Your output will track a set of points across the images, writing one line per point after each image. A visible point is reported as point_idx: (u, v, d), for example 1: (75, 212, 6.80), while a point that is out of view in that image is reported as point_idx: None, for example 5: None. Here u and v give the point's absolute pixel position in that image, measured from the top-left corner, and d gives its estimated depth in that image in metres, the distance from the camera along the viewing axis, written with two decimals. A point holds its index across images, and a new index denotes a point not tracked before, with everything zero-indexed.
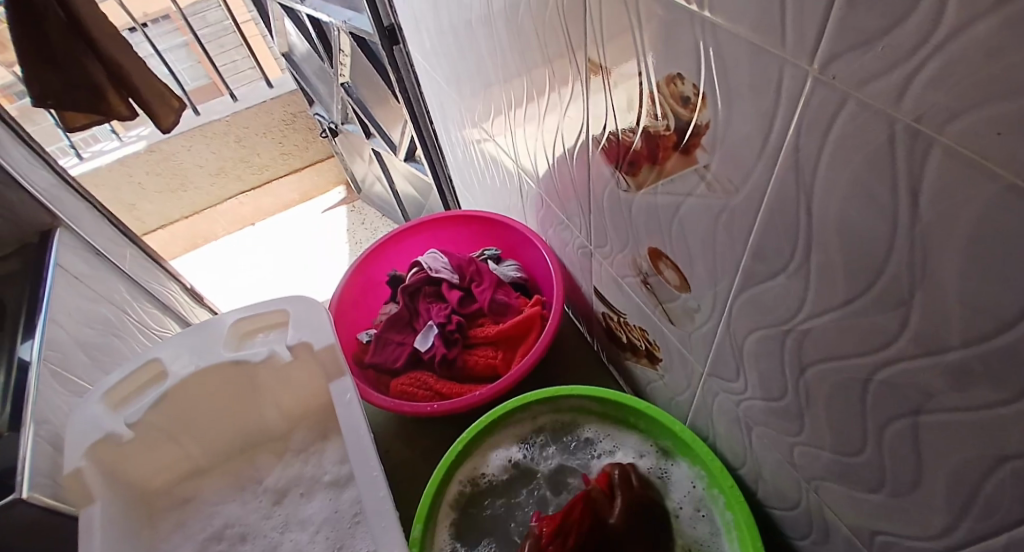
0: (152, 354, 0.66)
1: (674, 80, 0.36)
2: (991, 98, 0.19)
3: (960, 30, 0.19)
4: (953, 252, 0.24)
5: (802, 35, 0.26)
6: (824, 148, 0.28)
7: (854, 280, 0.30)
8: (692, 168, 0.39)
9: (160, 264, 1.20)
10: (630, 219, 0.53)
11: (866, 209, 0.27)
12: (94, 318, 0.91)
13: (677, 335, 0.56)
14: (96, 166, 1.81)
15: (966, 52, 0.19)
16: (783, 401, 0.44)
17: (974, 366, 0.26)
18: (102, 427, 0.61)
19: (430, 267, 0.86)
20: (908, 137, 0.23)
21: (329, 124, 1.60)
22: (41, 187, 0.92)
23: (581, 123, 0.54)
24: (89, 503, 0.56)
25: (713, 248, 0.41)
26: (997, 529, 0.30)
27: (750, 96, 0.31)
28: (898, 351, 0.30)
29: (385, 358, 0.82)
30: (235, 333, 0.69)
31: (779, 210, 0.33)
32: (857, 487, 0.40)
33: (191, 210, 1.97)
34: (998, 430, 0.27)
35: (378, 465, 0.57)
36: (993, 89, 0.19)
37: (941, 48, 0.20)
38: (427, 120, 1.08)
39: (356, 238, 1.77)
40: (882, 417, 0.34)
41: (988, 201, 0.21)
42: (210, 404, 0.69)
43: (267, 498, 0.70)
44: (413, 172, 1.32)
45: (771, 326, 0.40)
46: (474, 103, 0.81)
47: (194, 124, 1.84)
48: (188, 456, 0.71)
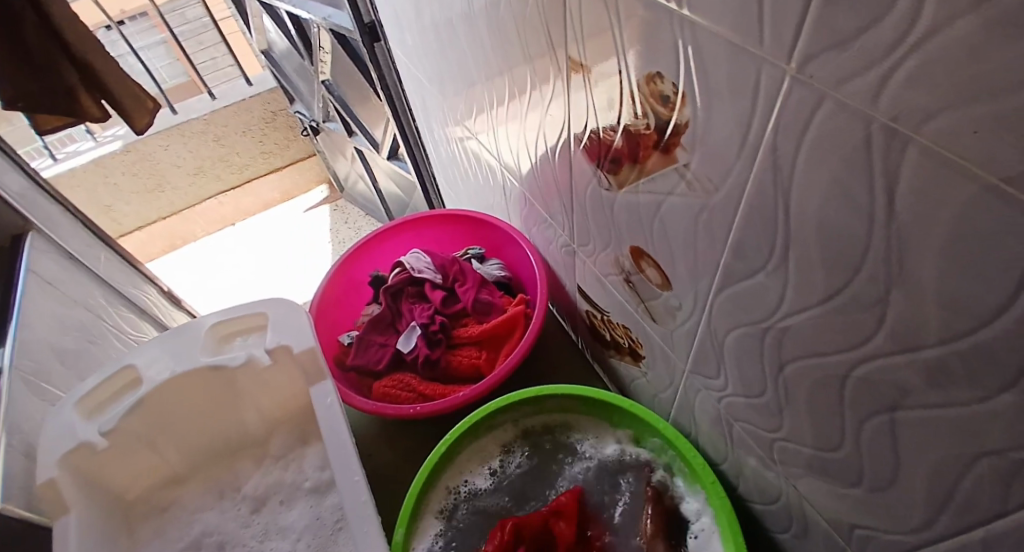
0: (127, 361, 0.64)
1: (654, 79, 0.36)
2: (967, 97, 0.19)
3: (936, 31, 0.19)
4: (929, 251, 0.24)
5: (780, 35, 0.25)
6: (801, 147, 0.28)
7: (832, 279, 0.30)
8: (673, 166, 0.39)
9: (137, 267, 1.18)
10: (612, 218, 0.53)
11: (844, 207, 0.27)
12: (68, 323, 0.89)
13: (660, 333, 0.56)
14: (70, 167, 1.77)
15: (943, 52, 0.19)
16: (764, 398, 0.44)
17: (950, 364, 0.26)
18: (76, 436, 0.59)
19: (412, 268, 0.85)
20: (885, 136, 0.23)
21: (309, 122, 1.58)
22: (13, 189, 0.90)
23: (562, 122, 0.54)
24: (64, 514, 0.55)
25: (694, 246, 0.41)
26: (974, 524, 0.30)
27: (728, 95, 0.31)
28: (875, 348, 0.30)
29: (367, 359, 0.81)
30: (213, 337, 0.68)
31: (757, 209, 0.33)
32: (836, 483, 0.40)
33: (170, 211, 1.94)
34: (974, 427, 0.27)
35: (360, 470, 0.56)
36: (968, 89, 0.19)
37: (918, 47, 0.20)
38: (409, 118, 1.07)
39: (339, 237, 1.75)
40: (861, 414, 0.34)
41: (964, 200, 0.21)
42: (187, 410, 0.68)
43: (246, 506, 0.69)
44: (396, 170, 1.30)
45: (752, 324, 0.40)
46: (456, 101, 0.80)
47: (171, 122, 1.80)
48: (166, 463, 0.70)
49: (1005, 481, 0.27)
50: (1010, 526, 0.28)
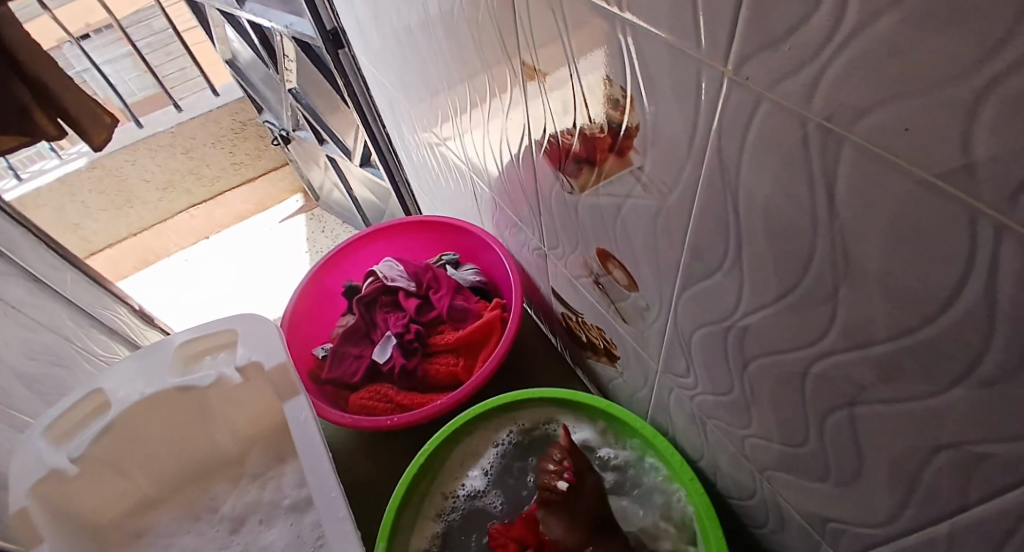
0: (94, 384, 0.63)
1: (603, 82, 0.36)
2: (894, 95, 0.19)
3: (859, 29, 0.19)
4: (872, 249, 0.24)
5: (715, 37, 0.25)
6: (745, 147, 0.28)
7: (784, 278, 0.30)
8: (628, 169, 0.39)
9: (106, 287, 1.15)
10: (577, 220, 0.53)
11: (790, 208, 0.27)
12: (34, 348, 0.87)
13: (631, 334, 0.56)
14: (36, 186, 1.73)
15: (867, 50, 0.19)
16: (731, 396, 0.44)
17: (901, 359, 0.26)
18: (46, 463, 0.58)
19: (386, 276, 0.84)
20: (822, 135, 0.23)
21: (280, 131, 1.56)
22: None
23: (523, 126, 0.53)
24: (38, 543, 0.53)
25: (655, 247, 0.41)
26: (938, 517, 0.31)
27: (674, 98, 0.31)
28: (830, 345, 0.30)
29: (343, 371, 0.80)
30: (181, 357, 0.66)
31: (709, 209, 0.33)
32: (805, 477, 0.41)
33: (141, 227, 1.90)
34: (929, 419, 0.27)
35: (337, 485, 0.56)
36: (894, 87, 0.19)
37: (844, 46, 0.20)
38: (379, 124, 1.06)
39: (317, 246, 1.73)
40: (822, 410, 0.34)
41: (902, 197, 0.22)
42: (160, 431, 0.67)
43: (225, 527, 0.68)
44: (369, 177, 1.29)
45: (714, 323, 0.40)
46: (422, 107, 0.80)
47: (139, 137, 1.77)
48: (141, 488, 0.69)
49: (962, 474, 0.27)
50: (971, 518, 0.28)
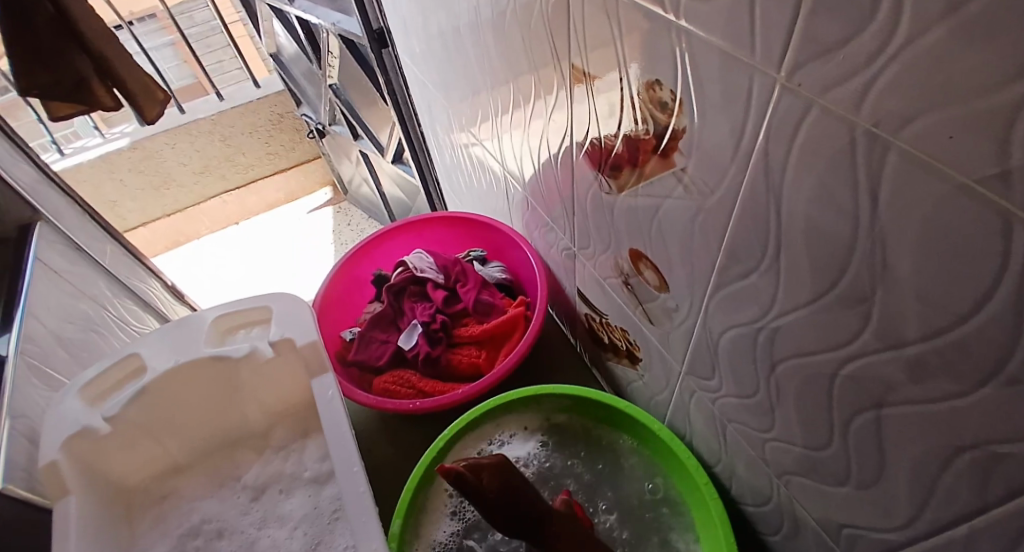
0: (132, 349, 0.66)
1: (653, 86, 0.38)
2: (940, 103, 0.21)
3: (912, 40, 0.21)
4: (909, 251, 0.26)
5: (770, 45, 0.27)
6: (790, 151, 0.29)
7: (819, 279, 0.32)
8: (671, 170, 0.40)
9: (141, 261, 1.20)
10: (611, 221, 0.54)
11: (832, 211, 0.29)
12: (72, 314, 0.90)
13: (657, 335, 0.57)
14: (77, 162, 1.78)
15: (919, 60, 0.21)
16: (755, 398, 0.45)
17: (931, 359, 0.28)
18: (79, 421, 0.61)
19: (415, 267, 0.86)
20: (868, 140, 0.25)
21: (316, 125, 1.60)
22: (23, 181, 0.92)
23: (565, 128, 0.55)
24: (64, 496, 0.56)
25: (691, 249, 0.43)
26: (958, 519, 0.31)
27: (723, 103, 0.32)
28: (862, 346, 0.31)
29: (368, 355, 0.82)
30: (216, 330, 0.69)
31: (750, 210, 0.34)
32: (824, 480, 0.42)
33: (174, 208, 1.95)
34: (953, 420, 0.28)
35: (359, 461, 0.57)
36: (941, 95, 0.21)
37: (897, 56, 0.22)
38: (415, 122, 1.09)
39: (342, 239, 1.76)
40: (847, 411, 0.36)
41: (940, 201, 0.23)
42: (191, 398, 0.69)
43: (246, 495, 0.70)
44: (400, 174, 1.32)
45: (745, 325, 0.41)
46: (462, 107, 0.82)
47: (178, 122, 1.83)
48: (168, 453, 0.71)
49: (984, 475, 0.28)
50: (991, 520, 0.29)
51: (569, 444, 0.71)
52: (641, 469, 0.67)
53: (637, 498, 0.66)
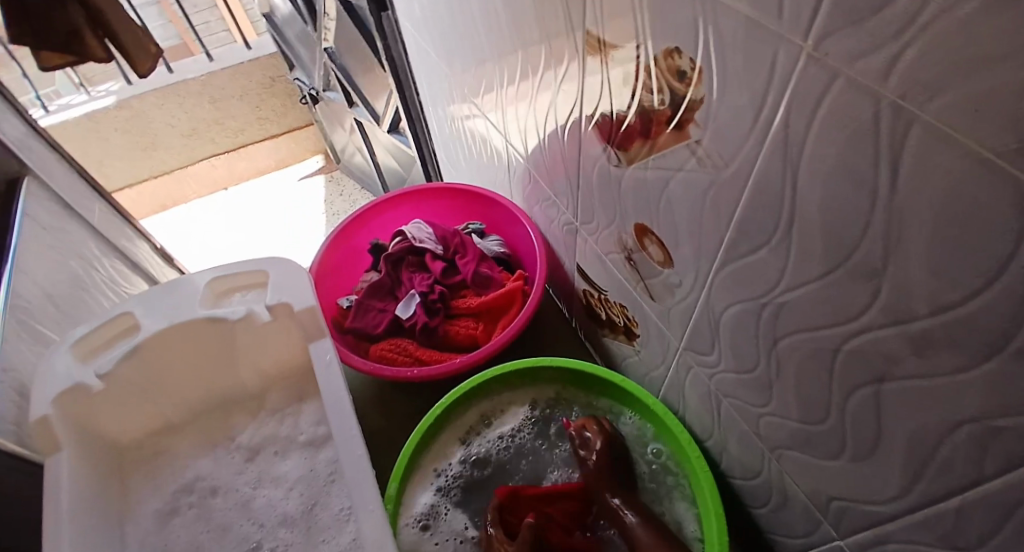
0: (125, 308, 0.65)
1: (672, 54, 0.37)
2: (968, 78, 0.21)
3: (943, 14, 0.20)
4: (926, 227, 0.26)
5: (799, 13, 0.26)
6: (812, 124, 0.29)
7: (831, 255, 0.32)
8: (685, 143, 0.40)
9: (130, 223, 1.18)
10: (618, 195, 0.54)
11: (852, 186, 0.29)
12: (61, 273, 0.88)
13: (656, 311, 0.58)
14: (62, 119, 1.73)
15: (949, 33, 0.20)
16: (754, 373, 0.46)
17: (937, 334, 0.28)
18: (72, 377, 0.60)
19: (413, 238, 0.86)
20: (894, 113, 0.24)
21: (310, 90, 1.57)
22: (11, 135, 0.89)
23: (574, 99, 0.55)
24: (56, 451, 0.56)
25: (699, 223, 0.43)
26: (950, 490, 0.33)
27: (744, 73, 0.32)
28: (868, 321, 0.32)
29: (365, 324, 0.82)
30: (211, 292, 0.68)
31: (766, 184, 0.35)
32: (818, 453, 0.43)
33: (161, 171, 1.91)
34: (955, 394, 0.29)
35: (356, 426, 0.57)
36: (970, 70, 0.20)
37: (927, 28, 0.21)
38: (413, 90, 1.07)
39: (334, 209, 1.74)
40: (848, 386, 0.37)
41: (962, 176, 0.23)
42: (185, 359, 0.68)
43: (241, 455, 0.70)
44: (396, 144, 1.30)
45: (750, 300, 0.42)
46: (464, 76, 0.81)
47: (167, 81, 1.77)
48: (162, 412, 0.71)
49: (981, 446, 0.29)
50: (984, 490, 0.30)
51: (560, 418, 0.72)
52: (636, 439, 0.68)
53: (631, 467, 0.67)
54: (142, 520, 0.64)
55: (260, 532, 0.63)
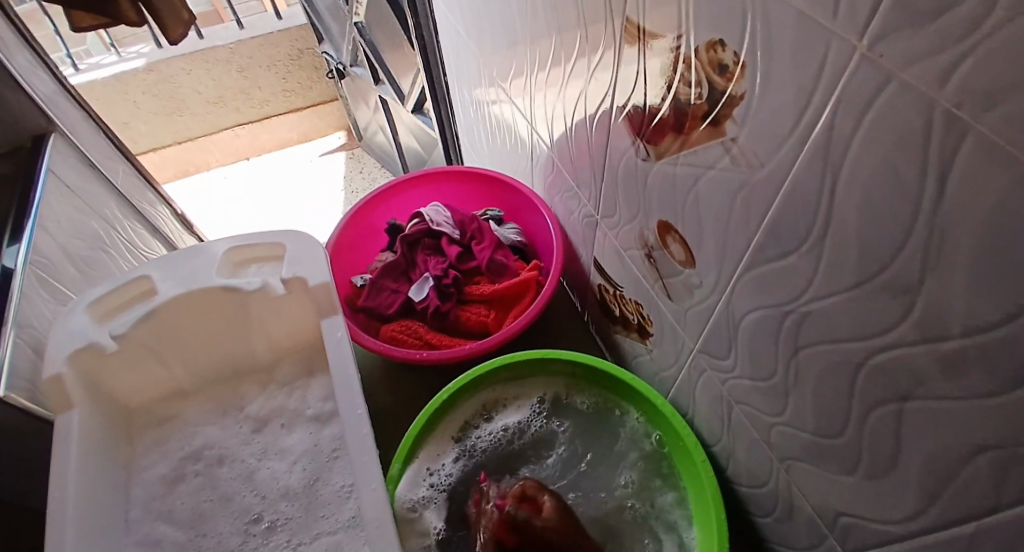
0: (142, 271, 0.66)
1: (715, 46, 0.36)
2: None
3: (1008, 21, 0.18)
4: (967, 245, 0.25)
5: (856, 9, 0.25)
6: (859, 127, 0.28)
7: (865, 266, 0.31)
8: (719, 139, 0.39)
9: (153, 187, 1.18)
10: (643, 190, 0.53)
11: (893, 194, 0.28)
12: (82, 231, 0.89)
13: (673, 311, 0.57)
14: (91, 79, 1.75)
15: (1011, 43, 0.19)
16: (771, 381, 0.45)
17: (969, 354, 0.27)
18: (87, 337, 0.61)
19: (431, 220, 0.85)
20: (946, 122, 0.23)
21: (337, 64, 1.57)
22: (40, 92, 0.90)
23: (606, 88, 0.54)
24: (68, 409, 0.57)
25: (727, 224, 0.42)
26: (966, 516, 0.32)
27: (792, 67, 0.31)
28: (898, 336, 0.31)
29: (378, 303, 0.82)
30: (228, 261, 0.68)
31: (802, 186, 0.33)
32: (831, 468, 0.42)
33: (186, 137, 1.92)
34: (983, 418, 0.28)
35: (363, 404, 0.57)
36: None
37: (990, 35, 0.19)
38: (440, 71, 1.06)
39: (353, 186, 1.74)
40: (869, 401, 0.36)
41: (1012, 195, 0.22)
42: (199, 327, 0.69)
43: (249, 426, 0.71)
44: (418, 125, 1.29)
45: (773, 307, 0.41)
46: (493, 59, 0.79)
47: (197, 47, 1.78)
48: (173, 377, 0.71)
49: (1004, 475, 0.28)
50: (1002, 519, 0.29)
51: (559, 417, 0.72)
52: (639, 442, 0.68)
53: (630, 471, 0.67)
54: (148, 482, 0.65)
55: (262, 504, 0.64)
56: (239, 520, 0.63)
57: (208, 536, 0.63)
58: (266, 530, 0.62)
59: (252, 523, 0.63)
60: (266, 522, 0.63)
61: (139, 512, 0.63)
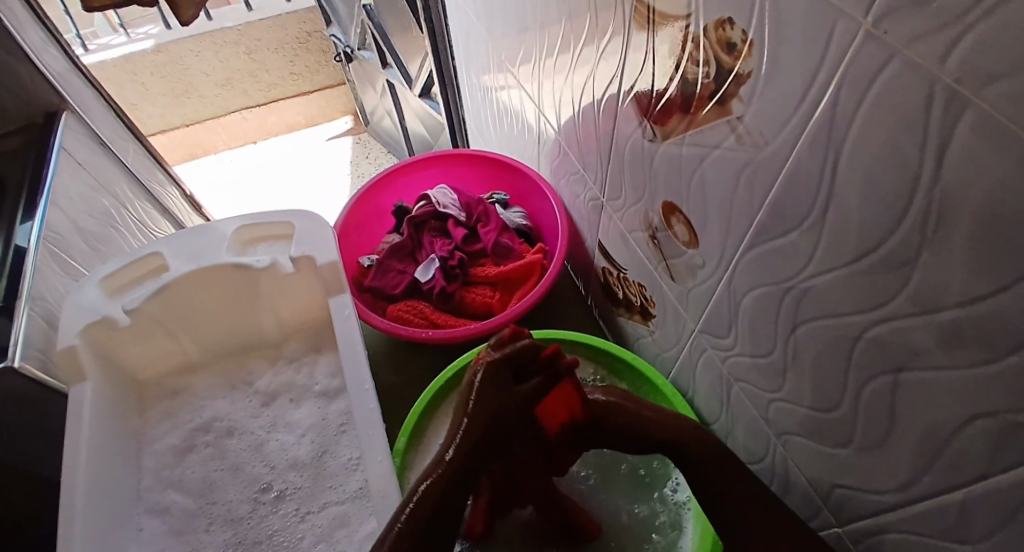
0: (152, 248, 0.67)
1: (723, 24, 0.36)
2: (1020, 68, 0.20)
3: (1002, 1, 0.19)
4: (963, 220, 0.26)
5: None
6: (862, 104, 0.29)
7: (864, 241, 0.32)
8: (725, 118, 0.40)
9: (161, 166, 1.19)
10: (650, 171, 0.54)
11: (893, 169, 0.28)
12: (94, 208, 0.90)
13: (676, 292, 0.58)
14: (101, 59, 1.76)
15: (1009, 19, 0.19)
16: (769, 358, 0.46)
17: (964, 326, 0.28)
18: (99, 311, 0.62)
19: (438, 202, 0.87)
20: (947, 97, 0.24)
21: (345, 48, 1.57)
22: (53, 70, 0.91)
23: (614, 68, 0.54)
24: (81, 381, 0.58)
25: (731, 203, 0.43)
26: (956, 486, 0.33)
27: (799, 45, 0.31)
28: (895, 310, 0.32)
29: (384, 283, 0.84)
30: (237, 240, 0.69)
31: (805, 164, 0.34)
32: (827, 442, 0.43)
33: (194, 119, 1.93)
34: (974, 387, 0.29)
35: (370, 379, 0.58)
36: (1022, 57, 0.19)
37: (989, 13, 0.20)
38: (448, 56, 1.07)
39: (360, 170, 1.75)
40: (865, 375, 0.37)
41: (1004, 170, 0.22)
42: (209, 303, 0.70)
43: (257, 399, 0.72)
44: (425, 109, 1.29)
45: (774, 284, 0.42)
46: (502, 42, 0.80)
47: (205, 29, 1.79)
48: (183, 351, 0.73)
49: (993, 443, 0.29)
50: (991, 486, 0.30)
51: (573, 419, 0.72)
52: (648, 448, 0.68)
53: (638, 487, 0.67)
54: (159, 452, 0.67)
55: (270, 473, 0.66)
56: (249, 488, 0.65)
57: (217, 503, 0.64)
58: (275, 499, 0.64)
59: (261, 492, 0.65)
60: (275, 491, 0.64)
61: (150, 480, 0.65)
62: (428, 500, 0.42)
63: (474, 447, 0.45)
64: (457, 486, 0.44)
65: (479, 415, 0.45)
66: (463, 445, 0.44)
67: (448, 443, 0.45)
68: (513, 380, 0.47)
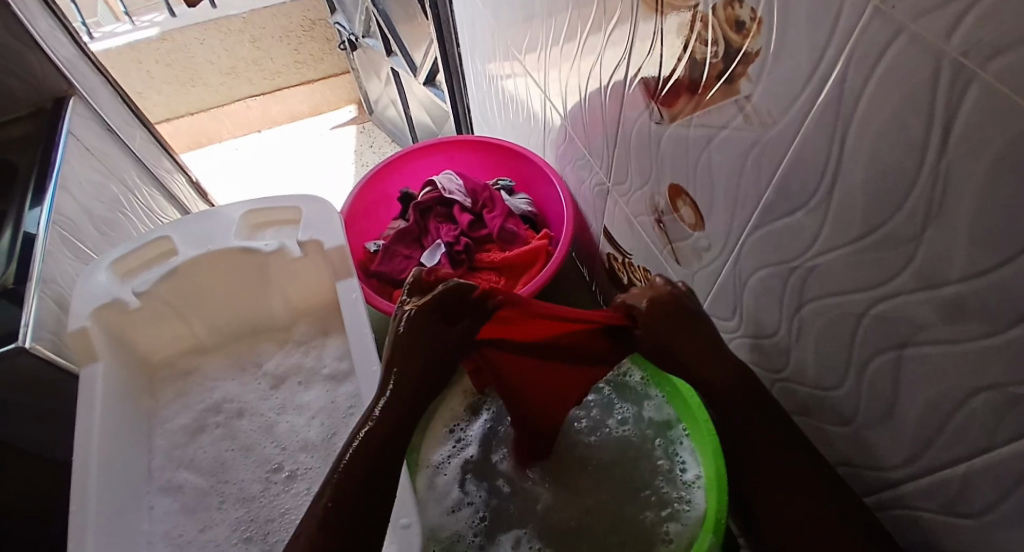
0: (161, 232, 0.68)
1: (732, 3, 0.37)
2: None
3: None
4: (968, 195, 0.26)
5: None
6: (869, 81, 0.29)
7: (871, 217, 0.32)
8: (733, 98, 0.40)
9: (168, 153, 1.20)
10: (656, 155, 0.54)
11: (901, 144, 0.29)
12: (103, 194, 0.91)
13: (681, 275, 0.58)
14: (106, 48, 1.76)
15: None
16: (774, 338, 0.47)
17: (968, 300, 0.28)
18: (110, 293, 0.63)
19: (443, 188, 0.87)
20: (953, 71, 0.24)
21: (349, 36, 1.57)
22: (62, 56, 0.91)
23: (621, 50, 0.54)
24: (93, 361, 0.59)
25: (738, 183, 0.43)
26: (959, 460, 0.33)
27: (806, 26, 0.31)
28: (900, 286, 0.32)
29: (391, 268, 0.84)
30: (245, 225, 0.70)
31: (813, 141, 0.34)
32: (831, 420, 0.44)
33: (199, 107, 1.93)
34: (977, 360, 0.29)
35: (378, 360, 0.59)
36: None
37: None
38: (454, 43, 1.07)
39: (364, 159, 1.75)
40: (869, 352, 0.37)
41: (1008, 141, 0.23)
42: (218, 286, 0.71)
43: (266, 382, 0.73)
44: (430, 97, 1.29)
45: (780, 264, 0.42)
46: (508, 28, 0.79)
47: (209, 17, 1.79)
48: (192, 334, 0.74)
49: (996, 415, 0.30)
50: (994, 458, 0.31)
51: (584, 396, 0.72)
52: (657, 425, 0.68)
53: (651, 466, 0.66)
54: (170, 432, 0.69)
55: (281, 454, 0.67)
56: (260, 469, 0.66)
57: (229, 482, 0.65)
58: (286, 479, 0.65)
59: (272, 472, 0.66)
60: (286, 471, 0.66)
61: (162, 460, 0.66)
62: (364, 458, 0.44)
63: (403, 403, 0.47)
64: (393, 442, 0.46)
65: (411, 367, 0.47)
66: (395, 396, 0.47)
67: (376, 400, 0.47)
68: (444, 323, 0.48)
